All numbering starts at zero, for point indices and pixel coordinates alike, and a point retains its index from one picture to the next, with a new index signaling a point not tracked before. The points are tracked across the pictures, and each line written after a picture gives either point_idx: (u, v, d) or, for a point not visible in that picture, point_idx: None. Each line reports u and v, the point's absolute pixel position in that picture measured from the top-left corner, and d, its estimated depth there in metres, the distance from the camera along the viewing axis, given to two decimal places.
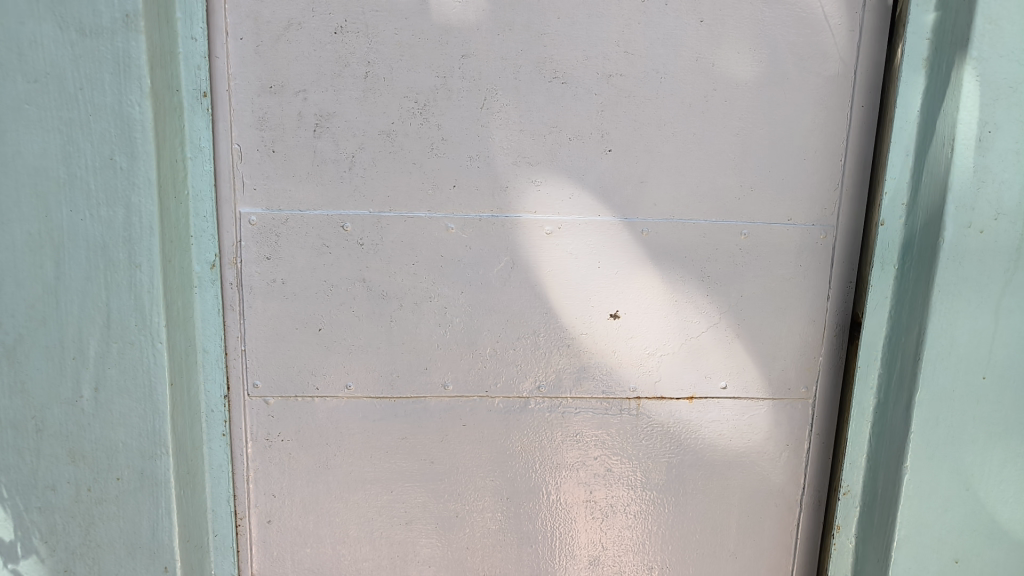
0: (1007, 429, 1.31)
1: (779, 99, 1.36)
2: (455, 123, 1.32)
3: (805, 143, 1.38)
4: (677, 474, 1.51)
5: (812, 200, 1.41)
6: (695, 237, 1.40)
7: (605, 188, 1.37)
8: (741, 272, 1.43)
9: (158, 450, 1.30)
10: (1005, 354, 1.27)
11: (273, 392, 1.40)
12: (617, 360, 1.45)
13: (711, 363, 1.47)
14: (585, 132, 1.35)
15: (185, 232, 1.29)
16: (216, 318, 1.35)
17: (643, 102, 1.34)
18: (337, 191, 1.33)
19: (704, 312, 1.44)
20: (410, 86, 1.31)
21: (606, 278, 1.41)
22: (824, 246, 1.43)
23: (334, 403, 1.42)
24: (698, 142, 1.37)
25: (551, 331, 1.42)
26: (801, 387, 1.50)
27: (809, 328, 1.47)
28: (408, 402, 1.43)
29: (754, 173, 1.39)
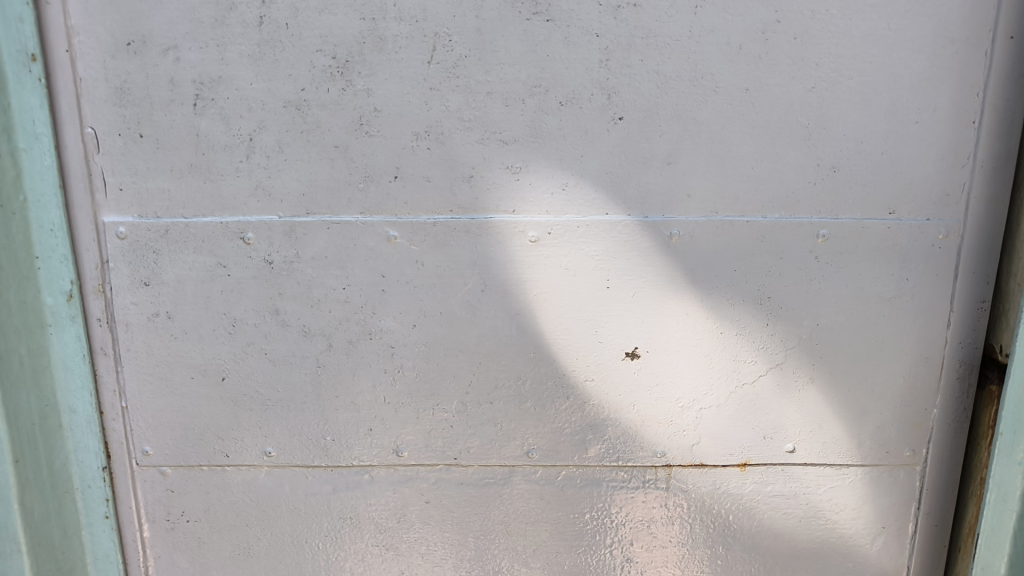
0: None
1: (879, 32, 0.90)
2: (391, 87, 0.91)
3: (919, 99, 0.92)
4: (723, 566, 1.11)
5: (926, 185, 0.95)
6: (750, 242, 0.96)
7: (614, 175, 0.94)
8: (818, 290, 0.98)
9: (8, 546, 0.97)
10: None
11: (170, 461, 1.05)
12: (639, 418, 1.04)
13: (774, 417, 1.04)
14: (583, 93, 0.91)
15: (25, 253, 0.93)
16: (81, 366, 1.00)
17: (669, 45, 0.90)
18: (232, 190, 0.95)
19: (761, 349, 1.01)
20: (324, 35, 0.89)
21: (620, 303, 0.99)
22: (945, 249, 0.97)
23: (251, 474, 1.06)
24: (753, 102, 0.92)
25: (541, 379, 1.02)
26: (906, 450, 1.06)
27: (918, 367, 1.02)
28: (350, 473, 1.06)
29: (839, 146, 0.94)
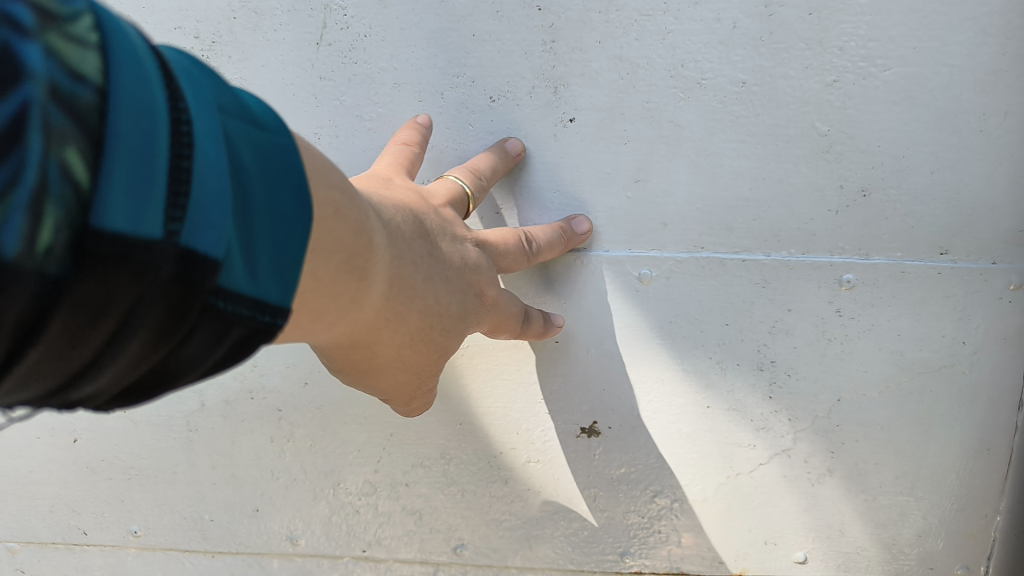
0: None
1: (931, 5, 0.65)
2: (270, 76, 0.69)
3: (985, 98, 0.67)
4: None
5: (992, 217, 0.70)
6: (746, 288, 0.72)
7: (564, 194, 0.71)
8: (840, 353, 0.74)
9: None
10: None
11: (18, 534, 0.86)
12: (599, 511, 0.80)
13: (778, 516, 0.79)
14: (521, 85, 0.69)
15: None
16: None
17: (636, 23, 0.67)
18: None
19: (762, 429, 0.76)
20: (182, 6, 0.68)
21: (575, 362, 0.76)
22: (1015, 305, 0.71)
23: (115, 557, 0.85)
24: (753, 100, 0.68)
25: (469, 458, 0.79)
26: (958, 569, 0.80)
27: (976, 460, 0.76)
28: (234, 562, 0.84)
29: (871, 162, 0.69)
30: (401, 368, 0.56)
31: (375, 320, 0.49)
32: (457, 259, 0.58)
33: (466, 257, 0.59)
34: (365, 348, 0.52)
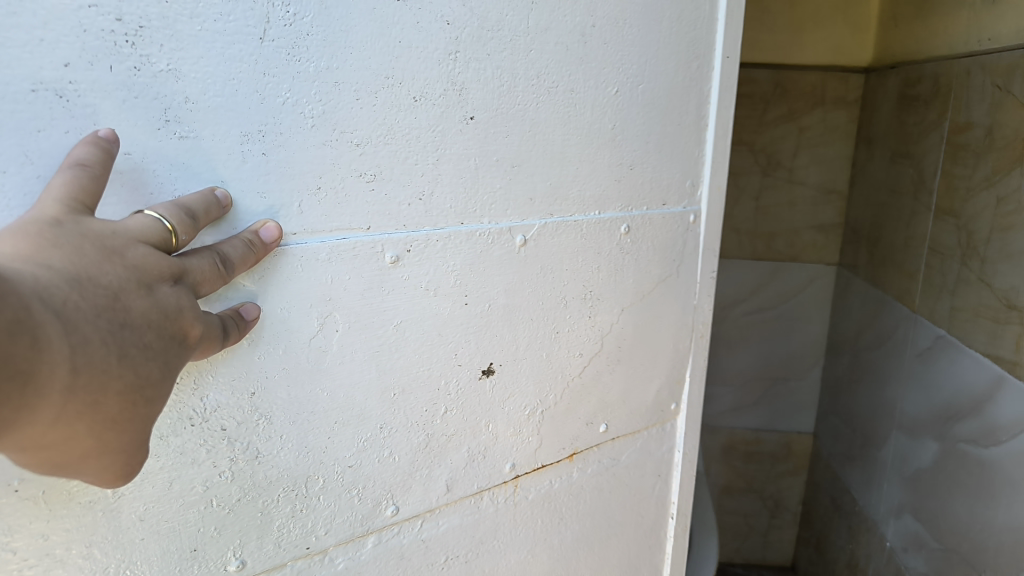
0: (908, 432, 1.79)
1: (658, 44, 0.98)
2: (211, 69, 0.65)
3: (679, 104, 1.04)
4: (563, 557, 1.12)
5: (682, 178, 1.08)
6: (579, 243, 0.97)
7: (466, 180, 0.84)
8: (622, 279, 1.05)
9: None
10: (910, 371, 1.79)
11: None
12: (491, 436, 0.97)
13: (595, 404, 1.09)
14: (435, 88, 0.79)
15: None
16: None
17: (510, 40, 0.83)
18: None
19: (585, 344, 1.04)
20: None
21: (478, 319, 0.90)
22: (693, 232, 1.12)
23: None
24: (578, 102, 0.92)
25: (401, 428, 0.87)
26: (672, 405, 1.21)
27: (681, 333, 1.17)
28: None
29: (633, 147, 1.00)
30: (106, 457, 0.58)
31: (64, 416, 0.52)
32: (155, 314, 0.58)
33: (166, 306, 0.59)
34: (57, 449, 0.54)
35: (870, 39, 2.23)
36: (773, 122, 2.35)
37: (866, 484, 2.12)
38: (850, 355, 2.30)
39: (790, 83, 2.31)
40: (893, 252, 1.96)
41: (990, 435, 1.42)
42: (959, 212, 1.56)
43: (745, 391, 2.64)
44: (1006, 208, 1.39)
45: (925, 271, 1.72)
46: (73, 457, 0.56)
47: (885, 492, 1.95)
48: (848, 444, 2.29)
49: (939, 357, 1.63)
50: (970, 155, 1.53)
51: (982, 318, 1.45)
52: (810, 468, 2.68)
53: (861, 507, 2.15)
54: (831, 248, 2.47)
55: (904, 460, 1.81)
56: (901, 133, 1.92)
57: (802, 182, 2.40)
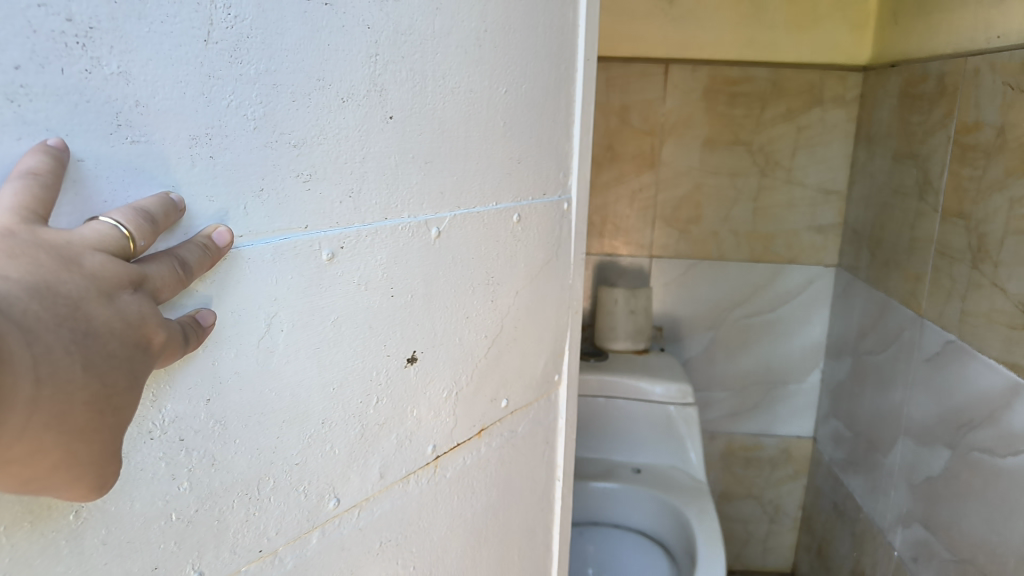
0: (916, 433, 1.74)
1: (534, 45, 1.02)
2: (160, 73, 0.60)
3: (554, 105, 1.09)
4: (474, 530, 1.11)
5: (559, 166, 1.13)
6: (480, 231, 0.98)
7: (388, 177, 0.82)
8: (516, 263, 1.07)
9: None
10: (916, 369, 1.75)
11: None
12: (415, 419, 0.95)
13: (495, 381, 1.09)
14: (359, 89, 0.77)
15: None
16: None
17: (420, 44, 0.83)
18: None
19: (487, 326, 1.04)
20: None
21: (402, 310, 0.88)
22: (566, 217, 1.18)
23: None
24: (476, 102, 0.93)
25: (340, 420, 0.83)
26: (557, 376, 1.26)
27: (561, 310, 1.23)
28: None
29: (521, 143, 1.02)
30: (73, 474, 0.53)
31: (29, 430, 0.48)
32: (117, 323, 0.54)
33: (128, 315, 0.55)
34: (21, 467, 0.49)
35: (870, 37, 2.20)
36: (771, 122, 2.32)
37: (869, 490, 2.07)
38: (852, 358, 2.26)
39: (789, 81, 2.28)
40: (896, 254, 1.91)
41: (1005, 445, 1.37)
42: (969, 214, 1.51)
43: (747, 397, 2.59)
44: (1020, 212, 1.33)
45: (931, 274, 1.68)
46: (38, 475, 0.51)
47: (891, 498, 1.90)
48: (851, 449, 2.24)
49: (949, 362, 1.58)
50: (979, 156, 1.47)
51: (995, 323, 1.40)
52: (810, 473, 2.64)
53: (866, 513, 2.10)
54: (830, 249, 2.42)
55: (911, 467, 1.76)
56: (903, 132, 1.88)
57: (801, 182, 2.36)
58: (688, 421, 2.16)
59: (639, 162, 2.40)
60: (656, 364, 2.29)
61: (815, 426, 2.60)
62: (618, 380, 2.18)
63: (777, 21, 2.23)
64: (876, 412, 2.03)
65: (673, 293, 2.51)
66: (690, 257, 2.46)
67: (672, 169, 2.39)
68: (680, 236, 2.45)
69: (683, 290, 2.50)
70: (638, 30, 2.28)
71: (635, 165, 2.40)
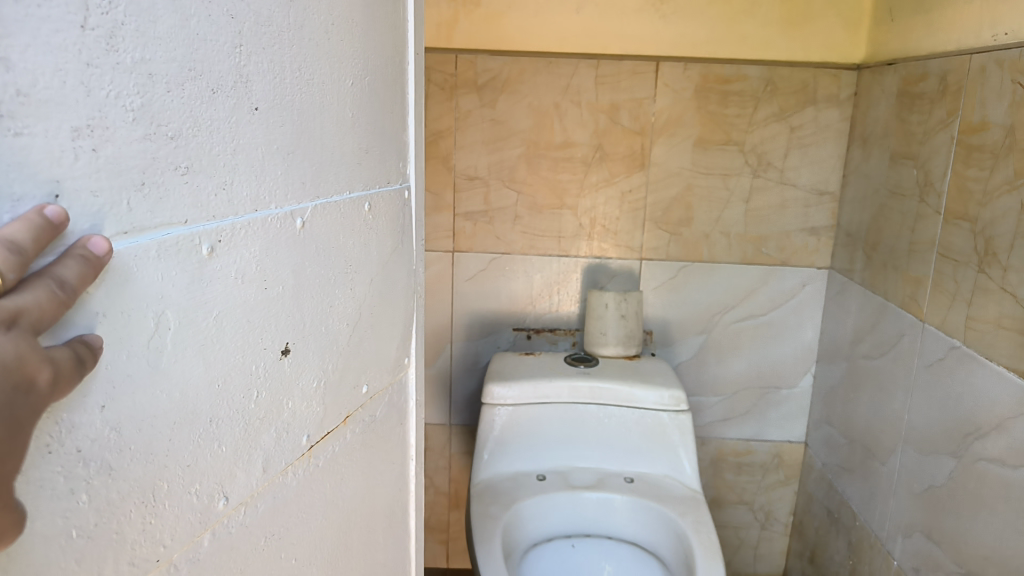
0: (918, 443, 1.69)
1: (374, 36, 1.01)
2: (40, 60, 0.54)
3: (392, 97, 1.08)
4: (344, 519, 1.06)
5: (400, 157, 1.12)
6: (339, 220, 0.95)
7: (257, 169, 0.77)
8: (370, 251, 1.03)
9: None
10: (916, 377, 1.71)
11: None
12: (289, 413, 0.89)
13: (357, 369, 1.05)
14: (227, 79, 0.72)
15: None
16: None
17: (278, 35, 0.79)
18: None
19: (348, 314, 1.00)
20: None
21: (275, 303, 0.83)
22: (406, 203, 1.16)
23: None
24: (329, 92, 0.90)
25: (227, 417, 0.78)
26: (405, 359, 1.22)
27: (410, 294, 1.21)
28: None
29: (367, 132, 1.00)
30: None
31: None
32: None
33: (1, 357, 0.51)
34: None
35: (864, 37, 2.18)
36: (764, 122, 2.27)
37: (866, 498, 2.02)
38: (846, 363, 2.22)
39: (782, 80, 2.24)
40: (894, 256, 1.87)
41: (1016, 455, 1.33)
42: (974, 217, 1.47)
43: (740, 403, 2.55)
44: None
45: (933, 277, 1.63)
46: None
47: (891, 507, 1.85)
48: (846, 457, 2.20)
49: (953, 369, 1.54)
50: (986, 156, 1.43)
51: (1005, 329, 1.36)
52: (802, 479, 2.60)
53: (862, 522, 2.05)
54: (822, 252, 2.37)
55: (913, 476, 1.72)
56: (901, 133, 1.83)
57: (794, 183, 2.32)
58: (682, 430, 2.12)
59: (629, 162, 2.33)
60: (648, 370, 2.23)
61: (806, 431, 2.56)
62: (609, 387, 2.12)
63: (771, 19, 2.18)
64: (873, 418, 1.99)
65: (663, 297, 2.45)
66: (681, 260, 2.41)
67: (663, 169, 2.32)
68: (671, 238, 2.39)
69: (673, 294, 2.44)
70: (629, 27, 2.21)
71: (625, 166, 2.33)
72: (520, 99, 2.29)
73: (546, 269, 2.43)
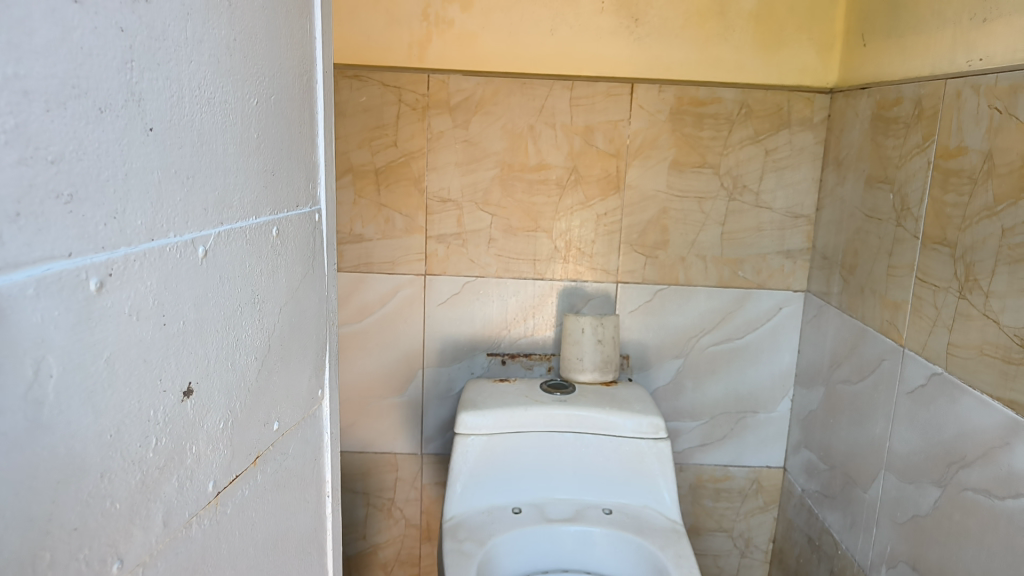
0: (902, 472, 1.66)
1: (279, 58, 0.98)
2: None
3: (297, 117, 1.06)
4: (257, 565, 0.99)
5: (309, 178, 1.11)
6: (245, 247, 0.90)
7: (153, 196, 0.71)
8: (278, 279, 1.00)
9: None
10: (898, 404, 1.68)
11: None
12: (193, 456, 0.82)
13: (267, 402, 1.00)
14: (116, 98, 0.65)
15: None
16: None
17: (175, 51, 0.74)
18: None
19: (255, 345, 0.95)
20: None
21: (175, 339, 0.77)
22: (315, 225, 1.14)
23: None
24: (232, 114, 0.86)
25: (119, 469, 0.69)
26: (318, 390, 1.19)
27: (321, 321, 1.18)
28: None
29: (272, 153, 0.97)
30: None
31: None
32: None
33: None
34: None
35: (836, 59, 2.18)
36: (738, 144, 2.26)
37: (848, 526, 1.99)
38: (825, 387, 2.19)
39: (757, 103, 2.23)
40: (871, 280, 1.85)
41: (1004, 486, 1.30)
42: (954, 241, 1.45)
43: (717, 429, 2.51)
44: (1013, 240, 1.28)
45: (912, 303, 1.61)
46: None
47: (873, 536, 1.82)
48: (826, 483, 2.17)
49: (935, 397, 1.51)
50: (965, 181, 1.42)
51: (989, 356, 1.33)
52: (781, 504, 2.56)
53: (844, 550, 2.01)
54: (798, 275, 2.36)
55: (896, 505, 1.69)
56: (877, 156, 1.82)
57: (769, 206, 2.31)
58: (660, 457, 2.07)
59: (605, 185, 2.30)
60: (625, 396, 2.17)
61: (785, 455, 2.53)
62: (587, 415, 2.07)
63: (744, 42, 2.18)
64: (853, 444, 1.96)
65: (640, 320, 2.41)
66: (659, 283, 2.37)
67: (638, 192, 2.30)
68: (647, 261, 2.35)
69: (650, 317, 2.40)
70: (602, 49, 2.19)
71: (601, 188, 2.30)
72: (493, 121, 2.25)
73: (521, 292, 2.38)
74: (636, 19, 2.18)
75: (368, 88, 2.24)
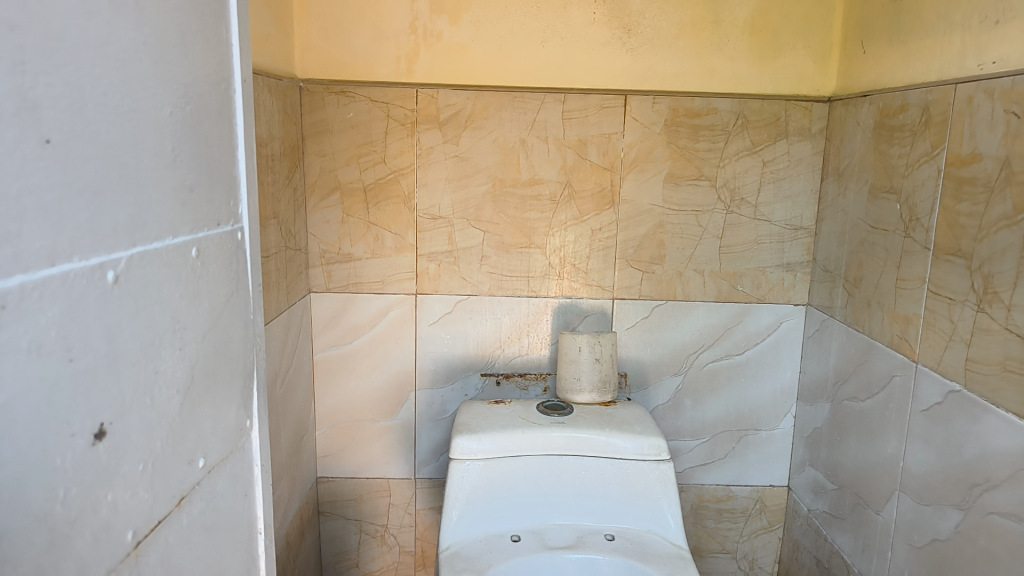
0: (919, 493, 1.58)
1: (194, 65, 0.91)
2: None
3: (217, 129, 0.99)
4: None
5: (233, 195, 1.04)
6: (162, 270, 0.83)
7: (52, 214, 0.64)
8: (199, 304, 0.93)
9: None
10: (913, 422, 1.61)
11: None
12: (105, 506, 0.73)
13: (193, 439, 0.92)
14: (6, 104, 0.58)
15: None
16: None
17: (75, 53, 0.67)
18: None
19: (177, 377, 0.88)
20: None
21: (84, 376, 0.69)
22: (241, 245, 1.06)
23: None
24: (143, 124, 0.79)
25: (21, 528, 0.61)
26: (246, 421, 1.11)
27: (248, 347, 1.10)
28: None
29: (190, 168, 0.90)
30: None
31: None
32: None
33: None
34: None
35: (834, 68, 2.15)
36: (735, 156, 2.21)
37: (860, 548, 1.91)
38: (830, 404, 2.13)
39: (753, 114, 2.18)
40: (878, 293, 1.79)
41: None
42: (969, 253, 1.40)
43: (719, 447, 2.43)
44: None
45: (925, 317, 1.55)
46: None
47: (888, 559, 1.74)
48: (835, 502, 2.09)
49: (953, 415, 1.45)
50: (980, 191, 1.37)
51: (1013, 372, 1.27)
52: (786, 523, 2.48)
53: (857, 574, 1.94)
54: (798, 289, 2.31)
55: (913, 528, 1.61)
56: (882, 166, 1.77)
57: (768, 219, 2.25)
58: (664, 480, 1.99)
59: (599, 200, 2.24)
60: (625, 417, 2.10)
61: (789, 473, 2.46)
62: (586, 437, 1.99)
63: (740, 52, 2.14)
64: (863, 463, 1.89)
65: (638, 338, 2.34)
66: (657, 299, 2.31)
67: (634, 207, 2.24)
68: (644, 276, 2.29)
69: (648, 334, 2.33)
70: (595, 61, 2.14)
71: (596, 202, 2.24)
72: (484, 135, 2.19)
73: (514, 311, 2.30)
74: (629, 29, 2.13)
75: (355, 104, 2.17)
